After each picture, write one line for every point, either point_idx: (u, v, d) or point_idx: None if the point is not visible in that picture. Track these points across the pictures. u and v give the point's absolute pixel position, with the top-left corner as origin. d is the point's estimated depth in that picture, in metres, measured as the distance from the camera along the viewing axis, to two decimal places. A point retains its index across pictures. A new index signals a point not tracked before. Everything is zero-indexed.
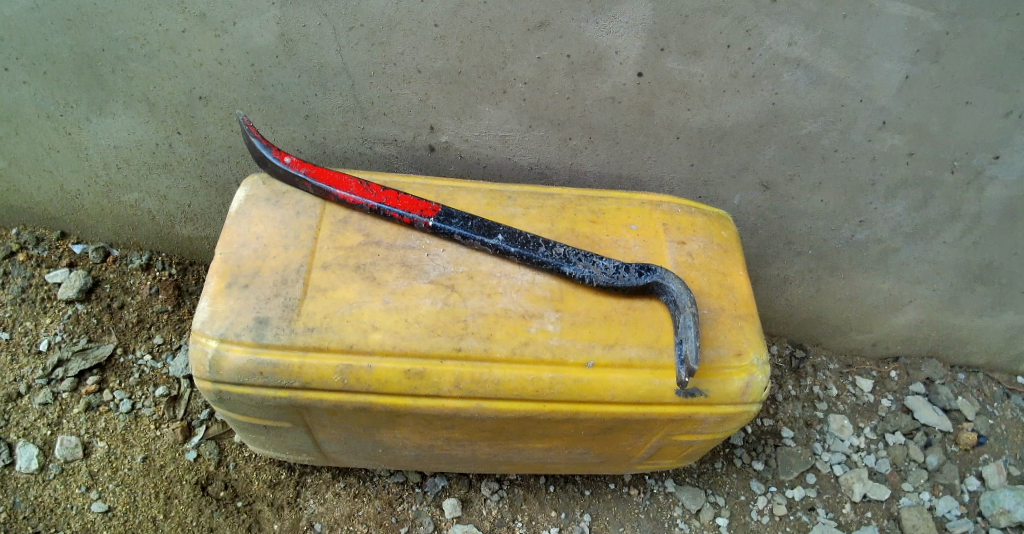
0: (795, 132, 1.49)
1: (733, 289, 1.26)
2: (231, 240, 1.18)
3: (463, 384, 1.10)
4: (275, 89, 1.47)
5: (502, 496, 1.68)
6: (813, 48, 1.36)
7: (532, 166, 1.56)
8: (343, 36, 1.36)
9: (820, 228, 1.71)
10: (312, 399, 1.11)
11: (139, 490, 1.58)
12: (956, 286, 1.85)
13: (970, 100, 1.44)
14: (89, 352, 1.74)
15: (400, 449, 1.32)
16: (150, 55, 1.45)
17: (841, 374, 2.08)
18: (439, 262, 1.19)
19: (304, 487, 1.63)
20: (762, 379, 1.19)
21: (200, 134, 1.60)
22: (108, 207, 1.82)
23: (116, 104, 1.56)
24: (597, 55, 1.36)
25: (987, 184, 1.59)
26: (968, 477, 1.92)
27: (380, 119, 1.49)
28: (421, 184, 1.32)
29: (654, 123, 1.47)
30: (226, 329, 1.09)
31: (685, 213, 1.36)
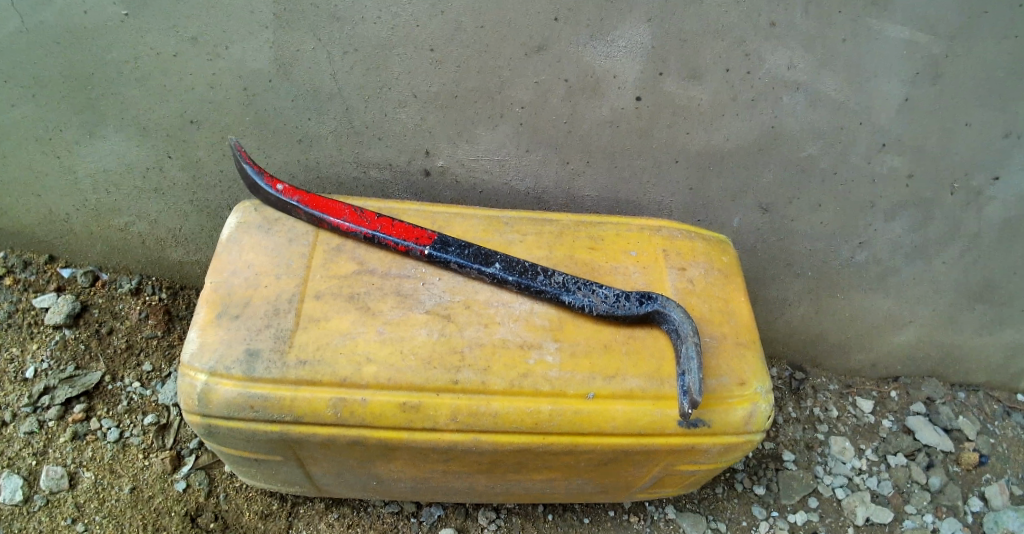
0: (794, 154, 1.48)
1: (735, 316, 1.23)
2: (221, 269, 1.15)
3: (460, 417, 1.07)
4: (268, 113, 1.45)
5: (500, 526, 1.64)
6: (813, 71, 1.35)
7: (530, 190, 1.54)
8: (338, 60, 1.35)
9: (820, 250, 1.69)
10: (304, 433, 1.08)
11: (127, 523, 1.53)
12: (957, 306, 1.84)
13: (969, 121, 1.43)
14: (77, 380, 1.71)
15: (394, 482, 1.28)
16: (143, 79, 1.43)
17: (841, 394, 2.05)
18: (435, 291, 1.16)
19: (296, 517, 1.59)
20: (766, 409, 1.16)
21: (192, 158, 1.57)
22: (98, 230, 1.80)
23: (107, 128, 1.54)
24: (595, 79, 1.35)
25: (986, 204, 1.58)
26: (971, 497, 1.89)
27: (375, 143, 1.47)
28: (417, 211, 1.29)
29: (652, 146, 1.46)
30: (215, 362, 1.06)
31: (685, 238, 1.34)
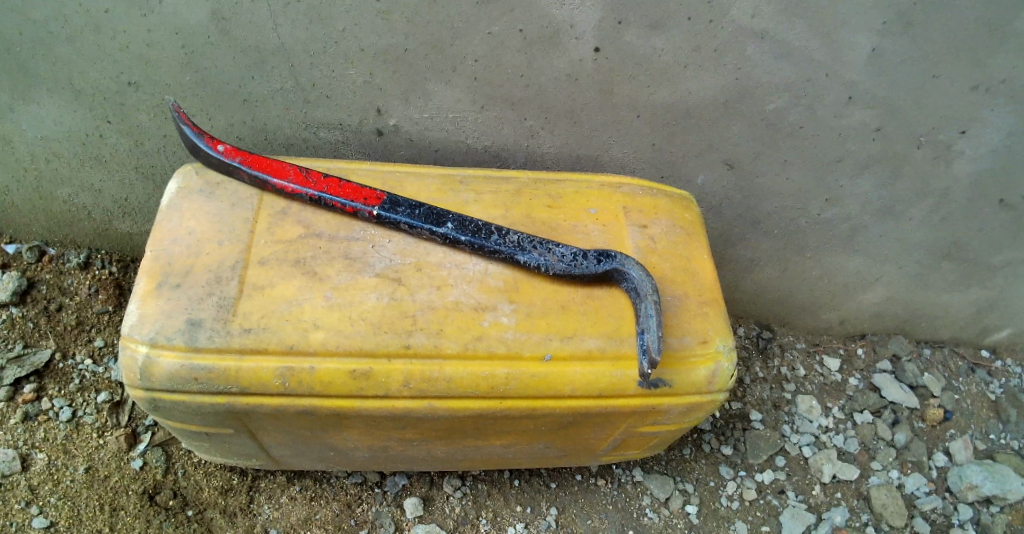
0: (759, 107, 1.44)
1: (697, 274, 1.21)
2: (160, 237, 1.09)
3: (413, 383, 1.03)
4: (209, 72, 1.37)
5: (466, 493, 1.62)
6: (778, 19, 1.30)
7: (487, 148, 1.50)
8: (280, 13, 1.27)
9: (786, 207, 1.67)
10: (251, 404, 1.04)
11: (83, 503, 1.49)
12: (923, 263, 1.84)
13: (938, 73, 1.39)
14: (25, 359, 1.64)
15: (352, 451, 1.25)
16: (73, 38, 1.34)
17: (809, 353, 2.06)
18: (385, 254, 1.12)
19: (257, 491, 1.55)
20: (728, 367, 1.14)
21: (133, 123, 1.50)
22: (41, 202, 1.72)
23: (40, 93, 1.45)
24: (552, 30, 1.29)
25: (955, 159, 1.55)
26: (936, 453, 1.92)
27: (323, 102, 1.41)
28: (368, 170, 1.24)
29: (612, 101, 1.41)
30: (155, 333, 1.01)
31: (647, 195, 1.30)
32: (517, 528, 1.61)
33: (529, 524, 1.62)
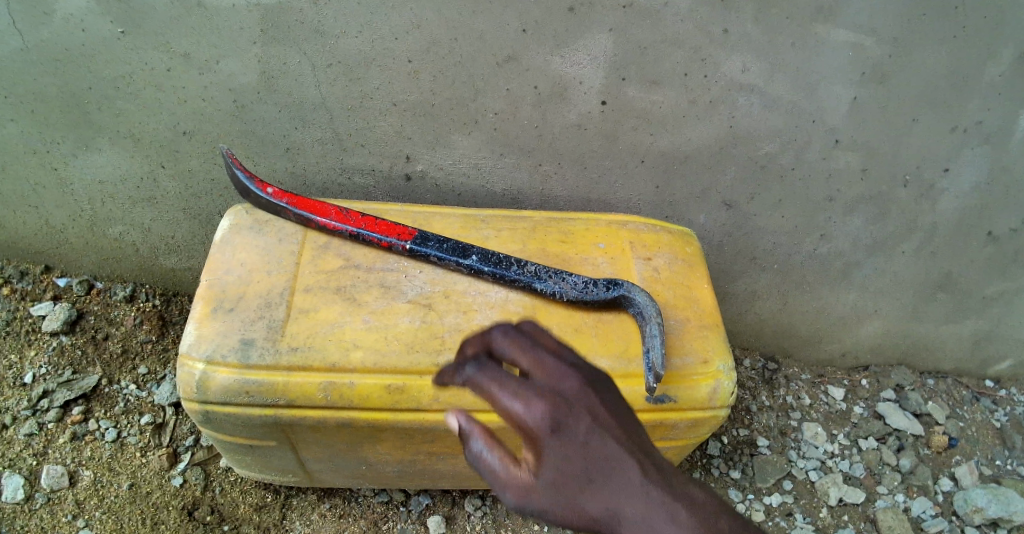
0: (753, 152, 1.58)
1: (697, 301, 1.33)
2: (215, 268, 1.23)
3: (442, 397, 1.16)
4: (256, 124, 1.53)
5: (486, 512, 1.71)
6: (766, 74, 1.44)
7: (505, 192, 1.65)
8: (321, 73, 1.43)
9: (784, 244, 1.80)
10: (297, 416, 1.17)
11: (126, 517, 1.60)
12: (919, 296, 1.94)
13: (918, 117, 1.52)
14: (74, 384, 1.77)
15: (384, 465, 1.37)
16: (137, 93, 1.50)
17: (813, 383, 2.16)
18: (417, 282, 1.25)
19: (290, 508, 1.65)
20: (729, 385, 1.25)
21: (184, 168, 1.66)
22: (93, 240, 1.87)
23: (102, 141, 1.61)
24: (563, 86, 1.44)
25: (940, 196, 1.68)
26: (941, 478, 1.99)
27: (358, 150, 1.57)
28: (399, 210, 1.38)
29: (619, 148, 1.56)
30: (212, 351, 1.14)
31: (651, 231, 1.44)
32: None
33: None
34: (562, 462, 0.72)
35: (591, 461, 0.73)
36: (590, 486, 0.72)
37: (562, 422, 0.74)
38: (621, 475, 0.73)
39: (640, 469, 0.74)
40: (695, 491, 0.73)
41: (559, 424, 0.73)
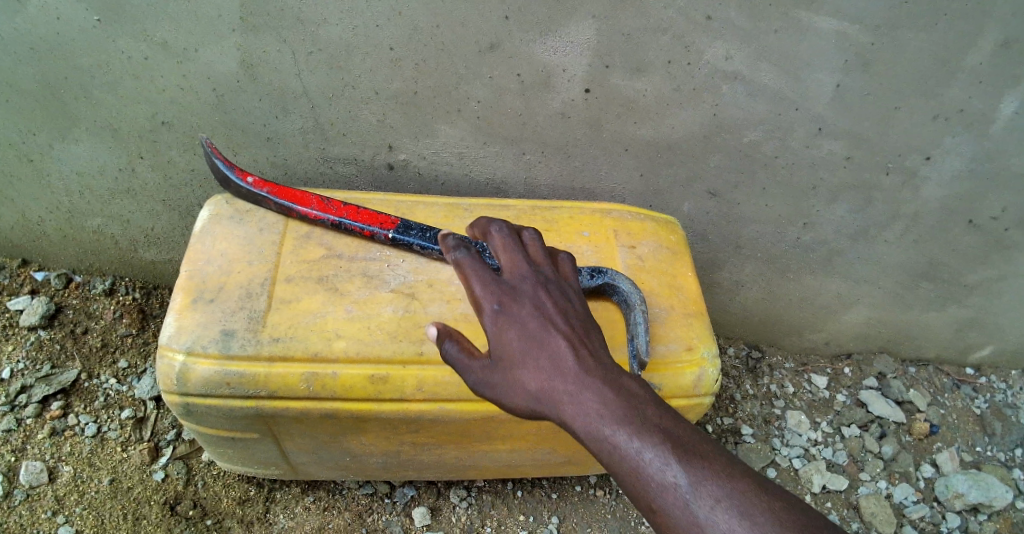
0: (737, 141, 1.58)
1: (682, 290, 1.34)
2: (195, 258, 1.21)
3: (426, 386, 1.16)
4: (237, 113, 1.51)
5: (471, 503, 1.71)
6: (750, 61, 1.44)
7: (489, 181, 1.64)
8: (302, 60, 1.41)
9: (767, 233, 1.81)
10: (279, 407, 1.16)
11: (107, 513, 1.58)
12: (900, 284, 1.96)
13: (900, 105, 1.53)
14: (53, 379, 1.74)
15: (368, 457, 1.36)
16: (114, 82, 1.47)
17: (797, 372, 2.19)
18: (400, 271, 1.25)
19: (273, 502, 1.64)
20: (712, 372, 1.27)
21: (163, 159, 1.63)
22: (71, 233, 1.84)
23: (80, 131, 1.58)
24: (547, 74, 1.44)
25: (921, 184, 1.69)
26: (923, 464, 2.02)
27: (341, 139, 1.55)
28: (381, 199, 1.37)
29: (603, 137, 1.56)
30: (192, 342, 1.13)
31: (635, 219, 1.44)
32: None
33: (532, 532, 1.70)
34: (514, 343, 0.94)
35: (537, 345, 0.94)
36: (533, 362, 0.93)
37: (516, 313, 0.96)
38: (559, 357, 0.93)
39: (580, 357, 0.93)
40: (623, 381, 0.92)
41: (514, 314, 0.96)
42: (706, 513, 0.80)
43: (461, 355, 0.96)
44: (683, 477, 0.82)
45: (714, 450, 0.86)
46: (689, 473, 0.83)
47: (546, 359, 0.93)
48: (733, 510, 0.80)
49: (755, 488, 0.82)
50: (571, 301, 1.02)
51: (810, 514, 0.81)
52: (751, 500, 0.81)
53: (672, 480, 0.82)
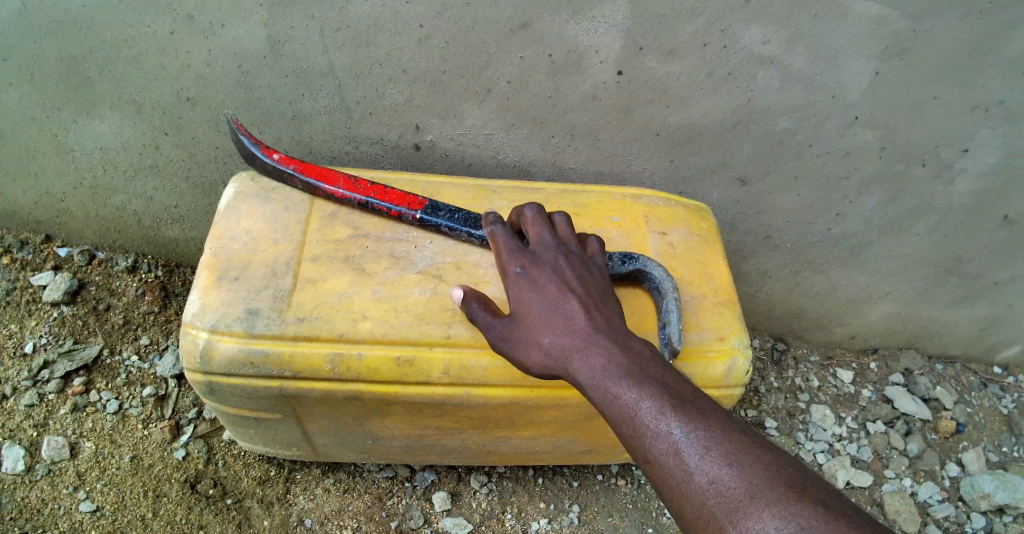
0: (769, 128, 1.54)
1: (713, 278, 1.31)
2: (220, 235, 1.20)
3: (452, 370, 1.14)
4: (262, 90, 1.49)
5: (491, 489, 1.69)
6: (786, 46, 1.39)
7: (515, 163, 1.61)
8: (329, 37, 1.38)
9: (797, 223, 1.77)
10: (303, 388, 1.15)
11: (128, 490, 1.58)
12: (930, 280, 1.91)
13: (938, 95, 1.47)
14: (75, 354, 1.75)
15: (390, 440, 1.35)
16: (138, 58, 1.45)
17: (822, 366, 2.15)
18: (427, 253, 1.23)
19: (293, 483, 1.64)
20: (744, 363, 1.24)
21: (187, 136, 1.62)
22: (95, 209, 1.84)
23: (104, 107, 1.57)
24: (578, 55, 1.40)
25: (956, 177, 1.63)
26: (948, 463, 1.98)
27: (367, 118, 1.53)
28: (407, 179, 1.35)
29: (634, 120, 1.52)
30: (216, 320, 1.12)
31: (665, 205, 1.41)
32: (540, 523, 1.67)
33: (551, 520, 1.68)
34: (532, 304, 1.04)
35: (553, 307, 1.03)
36: (548, 322, 1.02)
37: (537, 279, 1.05)
38: (572, 318, 1.01)
39: (592, 319, 1.01)
40: (631, 342, 0.99)
41: (534, 278, 1.06)
42: (694, 458, 0.85)
43: (486, 315, 1.07)
44: (676, 425, 0.87)
45: (711, 407, 0.90)
46: (683, 422, 0.87)
47: (561, 319, 1.01)
48: (720, 457, 0.84)
49: (746, 439, 0.85)
50: (594, 274, 1.10)
51: (799, 467, 0.83)
52: (740, 450, 0.84)
53: (666, 427, 0.88)
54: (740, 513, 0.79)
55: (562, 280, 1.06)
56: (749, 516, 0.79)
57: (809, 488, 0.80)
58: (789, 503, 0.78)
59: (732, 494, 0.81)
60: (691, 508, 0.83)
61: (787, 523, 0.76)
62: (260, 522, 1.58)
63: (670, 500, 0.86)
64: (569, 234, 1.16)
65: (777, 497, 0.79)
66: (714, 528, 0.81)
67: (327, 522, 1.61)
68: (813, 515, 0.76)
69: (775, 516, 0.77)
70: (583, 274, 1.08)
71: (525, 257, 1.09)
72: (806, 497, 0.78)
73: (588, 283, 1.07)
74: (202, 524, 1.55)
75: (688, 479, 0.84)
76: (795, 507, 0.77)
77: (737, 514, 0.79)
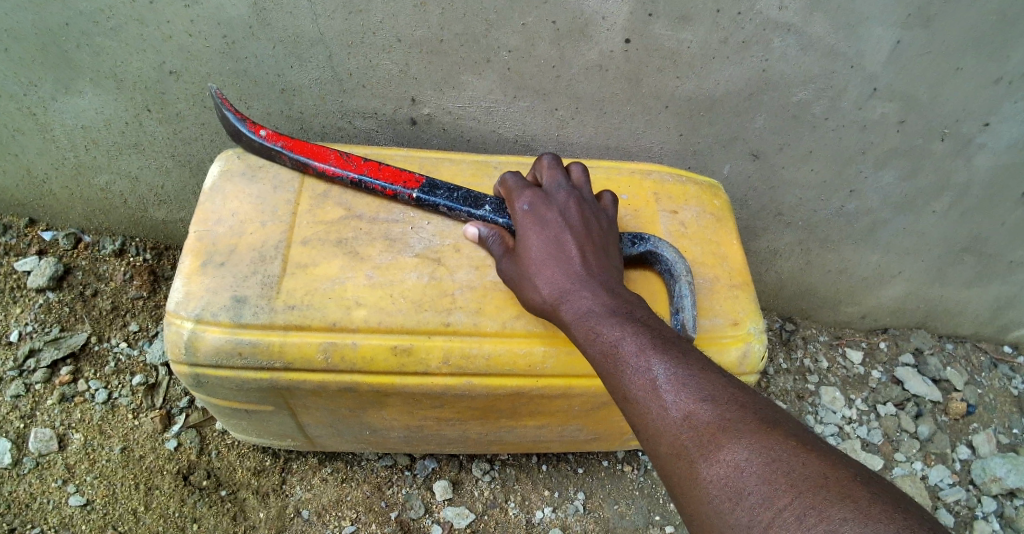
0: (784, 100, 1.46)
1: (727, 259, 1.25)
2: (204, 218, 1.12)
3: (452, 360, 1.08)
4: (249, 62, 1.41)
5: (494, 477, 1.64)
6: (805, 13, 1.30)
7: (517, 138, 1.54)
8: (318, 4, 1.29)
9: (810, 200, 1.69)
10: (295, 380, 1.09)
11: (119, 482, 1.53)
12: (944, 258, 1.84)
13: (960, 66, 1.39)
14: (62, 342, 1.69)
15: (388, 431, 1.29)
16: (117, 29, 1.36)
17: (831, 345, 2.09)
18: (424, 235, 1.16)
19: (290, 473, 1.59)
20: (759, 349, 1.18)
21: (172, 113, 1.54)
22: (78, 191, 1.76)
23: (82, 82, 1.48)
24: (584, 21, 1.31)
25: (976, 153, 1.55)
26: (959, 446, 1.93)
27: (360, 91, 1.45)
28: (403, 156, 1.27)
29: (642, 92, 1.44)
30: (201, 309, 1.05)
31: (676, 181, 1.34)
32: (545, 512, 1.62)
33: (556, 508, 1.63)
34: (532, 247, 1.04)
35: (552, 247, 1.03)
36: (545, 266, 1.03)
37: (542, 222, 1.06)
38: (570, 262, 1.02)
39: (587, 265, 1.02)
40: (621, 291, 1.00)
41: (538, 221, 1.06)
42: (673, 395, 0.85)
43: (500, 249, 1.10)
44: (658, 364, 0.88)
45: (693, 350, 0.91)
46: (666, 361, 0.88)
47: (558, 262, 1.02)
48: (699, 394, 0.84)
49: (726, 379, 0.86)
50: (600, 221, 1.10)
51: (775, 408, 0.84)
52: (716, 387, 0.85)
53: (649, 365, 0.88)
54: (712, 446, 0.80)
55: (564, 223, 1.06)
56: (721, 448, 0.79)
57: (783, 425, 0.80)
58: (762, 437, 0.79)
59: (706, 428, 0.81)
60: (665, 443, 0.84)
61: (756, 456, 0.77)
62: (255, 514, 1.53)
63: (646, 436, 0.87)
64: (583, 181, 1.15)
65: (750, 432, 0.79)
66: (685, 461, 0.81)
67: (325, 512, 1.56)
68: (784, 449, 0.77)
69: (747, 449, 0.78)
70: (587, 220, 1.08)
71: (531, 199, 1.09)
72: (778, 433, 0.79)
73: (592, 229, 1.07)
74: (196, 517, 1.51)
75: (664, 415, 0.85)
76: (766, 441, 0.78)
77: (709, 447, 0.80)
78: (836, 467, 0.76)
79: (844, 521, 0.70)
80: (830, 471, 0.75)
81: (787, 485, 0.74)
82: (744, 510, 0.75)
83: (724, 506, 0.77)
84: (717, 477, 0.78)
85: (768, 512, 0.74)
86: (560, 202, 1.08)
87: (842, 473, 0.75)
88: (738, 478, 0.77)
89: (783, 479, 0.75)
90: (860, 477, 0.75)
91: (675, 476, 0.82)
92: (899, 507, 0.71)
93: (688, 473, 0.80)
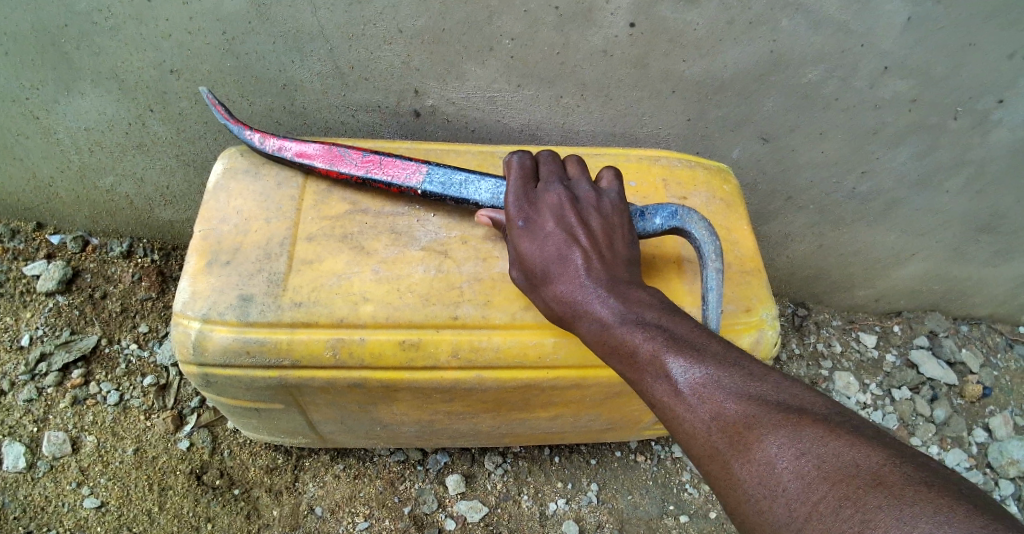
0: (794, 80, 1.43)
1: (739, 245, 1.23)
2: (208, 217, 1.11)
3: (462, 353, 1.07)
4: (251, 57, 1.39)
5: (507, 470, 1.63)
6: None
7: (522, 127, 1.52)
8: None
9: (822, 182, 1.66)
10: (304, 377, 1.08)
11: (133, 483, 1.54)
12: (960, 239, 1.81)
13: (974, 41, 1.35)
14: (73, 345, 1.69)
15: (399, 426, 1.29)
16: (116, 28, 1.35)
17: (844, 330, 2.06)
18: (430, 227, 1.15)
19: (302, 471, 1.59)
20: (773, 335, 1.17)
21: (174, 112, 1.53)
22: (85, 193, 1.76)
23: (84, 83, 1.47)
24: (587, 7, 1.28)
25: (990, 130, 1.51)
26: (975, 429, 1.91)
27: (362, 84, 1.44)
28: (407, 148, 1.26)
29: (648, 76, 1.41)
30: (208, 309, 1.04)
31: (685, 166, 1.32)
32: (558, 504, 1.61)
33: (570, 499, 1.62)
34: (535, 255, 1.02)
35: (556, 252, 1.01)
36: (552, 275, 1.00)
37: (539, 228, 1.03)
38: (575, 268, 0.99)
39: (592, 267, 0.99)
40: (630, 290, 0.98)
41: (536, 228, 1.04)
42: (695, 399, 0.84)
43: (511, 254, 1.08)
44: (675, 366, 0.86)
45: (709, 340, 0.89)
46: (683, 361, 0.86)
47: (563, 269, 1.00)
48: (722, 393, 0.82)
49: (745, 369, 0.84)
50: (602, 212, 1.07)
51: (798, 391, 0.82)
52: (736, 383, 0.83)
53: (668, 368, 0.87)
54: (742, 446, 0.79)
55: (564, 224, 1.03)
56: (751, 447, 0.78)
57: (809, 411, 0.79)
58: (789, 429, 0.77)
59: (734, 427, 0.80)
60: (697, 445, 0.83)
61: (785, 451, 0.76)
62: (269, 512, 1.54)
63: (678, 439, 0.86)
64: (580, 171, 1.13)
65: (777, 425, 0.78)
66: (719, 462, 0.81)
67: (337, 509, 1.55)
68: (811, 439, 0.76)
69: (776, 444, 0.77)
70: (586, 217, 1.05)
71: (528, 203, 1.06)
72: (804, 421, 0.78)
73: (592, 224, 1.05)
74: (210, 516, 1.51)
75: (690, 419, 0.83)
76: (793, 433, 0.77)
77: (740, 446, 0.79)
78: (865, 450, 0.74)
79: (880, 509, 0.69)
80: (860, 456, 0.73)
81: (820, 478, 0.73)
82: (782, 506, 0.75)
83: (763, 503, 0.76)
84: (751, 477, 0.77)
85: (805, 506, 0.73)
86: (557, 200, 1.06)
87: (872, 455, 0.73)
88: (772, 475, 0.76)
89: (816, 472, 0.74)
90: (891, 457, 0.73)
91: (713, 476, 0.82)
92: (932, 484, 0.70)
93: (723, 474, 0.80)
